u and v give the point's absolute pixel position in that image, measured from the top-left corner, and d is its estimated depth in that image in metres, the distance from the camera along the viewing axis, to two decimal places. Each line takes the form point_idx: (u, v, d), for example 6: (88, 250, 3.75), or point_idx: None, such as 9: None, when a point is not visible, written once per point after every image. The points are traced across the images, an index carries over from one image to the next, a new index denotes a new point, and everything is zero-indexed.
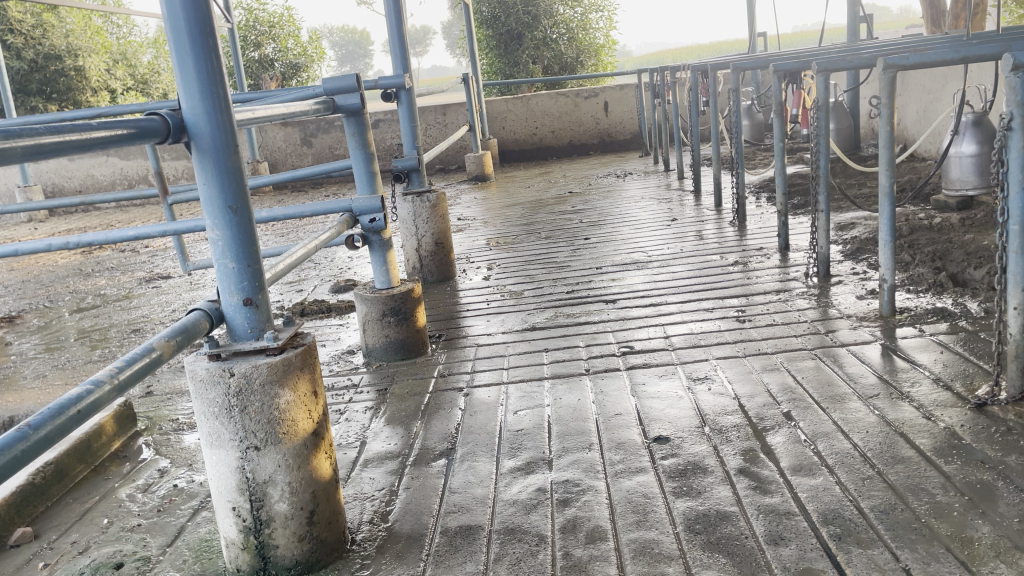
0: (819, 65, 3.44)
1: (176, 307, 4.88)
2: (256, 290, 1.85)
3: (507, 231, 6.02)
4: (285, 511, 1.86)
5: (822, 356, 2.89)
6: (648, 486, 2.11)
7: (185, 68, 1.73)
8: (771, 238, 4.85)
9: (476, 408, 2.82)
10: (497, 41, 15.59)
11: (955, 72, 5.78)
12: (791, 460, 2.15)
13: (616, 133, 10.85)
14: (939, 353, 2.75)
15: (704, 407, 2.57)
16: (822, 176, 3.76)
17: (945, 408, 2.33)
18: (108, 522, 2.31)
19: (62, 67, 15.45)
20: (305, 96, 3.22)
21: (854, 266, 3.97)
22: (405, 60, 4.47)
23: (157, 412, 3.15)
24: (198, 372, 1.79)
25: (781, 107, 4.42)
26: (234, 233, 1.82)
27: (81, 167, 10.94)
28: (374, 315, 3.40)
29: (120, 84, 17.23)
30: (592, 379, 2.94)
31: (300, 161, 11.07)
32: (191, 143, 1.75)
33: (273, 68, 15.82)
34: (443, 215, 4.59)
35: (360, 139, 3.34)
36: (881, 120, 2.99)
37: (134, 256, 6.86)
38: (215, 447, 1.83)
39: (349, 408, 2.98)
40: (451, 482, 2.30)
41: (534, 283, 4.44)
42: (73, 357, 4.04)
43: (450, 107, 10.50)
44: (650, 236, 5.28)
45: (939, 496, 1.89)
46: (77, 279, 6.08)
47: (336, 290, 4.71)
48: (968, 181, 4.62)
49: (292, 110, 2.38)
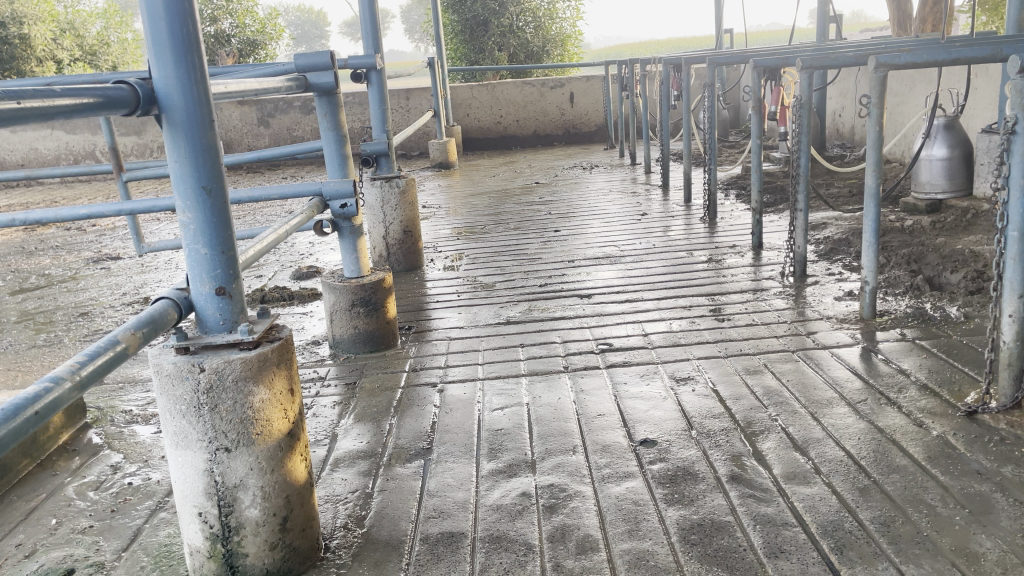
0: (803, 62, 3.39)
1: (127, 290, 4.64)
2: (230, 278, 1.71)
3: (474, 220, 5.89)
4: (256, 518, 1.72)
5: (804, 358, 2.84)
6: (638, 492, 2.03)
7: (157, 32, 1.58)
8: (742, 235, 4.82)
9: (451, 405, 2.70)
10: (463, 27, 15.34)
11: (925, 75, 5.84)
12: (783, 467, 2.09)
13: (581, 124, 10.80)
14: (922, 358, 2.72)
15: (689, 409, 2.50)
16: (802, 174, 3.71)
17: (935, 416, 2.30)
18: (56, 523, 2.14)
19: (5, 34, 14.78)
20: (273, 72, 3.04)
21: (829, 267, 3.96)
22: (377, 40, 4.32)
23: (109, 403, 2.96)
24: (164, 366, 1.64)
25: (758, 103, 4.37)
26: (207, 216, 1.67)
27: (24, 140, 10.47)
28: (342, 305, 3.26)
29: (67, 55, 16.55)
30: (571, 378, 2.84)
31: (256, 142, 10.77)
32: (162, 117, 1.60)
33: (229, 44, 15.33)
34: (412, 202, 4.45)
35: (332, 120, 3.17)
36: (869, 120, 2.96)
37: (80, 235, 6.56)
38: (181, 448, 1.69)
39: (317, 402, 2.83)
40: (428, 484, 2.18)
41: (505, 275, 4.33)
42: (16, 341, 3.80)
43: (414, 92, 10.32)
44: (620, 230, 5.20)
45: (939, 508, 1.84)
46: (19, 258, 5.77)
47: (297, 277, 4.54)
48: (937, 184, 4.74)
49: (264, 85, 2.25)
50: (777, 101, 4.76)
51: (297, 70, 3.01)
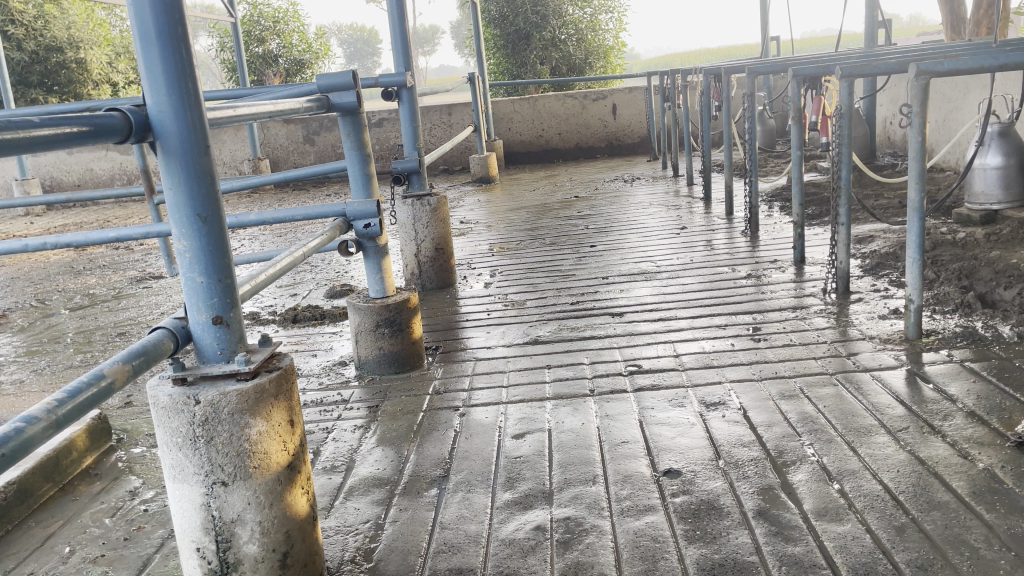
0: (842, 71, 3.24)
1: (166, 310, 4.70)
2: (228, 307, 1.67)
3: (510, 236, 5.84)
4: (254, 553, 1.67)
5: (844, 382, 2.70)
6: (658, 527, 1.93)
7: (150, 58, 1.55)
8: (785, 250, 4.66)
9: (472, 430, 2.63)
10: (505, 41, 15.40)
11: (978, 80, 5.62)
12: (815, 502, 1.97)
13: (624, 136, 10.68)
14: (971, 383, 2.55)
15: (718, 437, 2.38)
16: (844, 187, 3.55)
17: (982, 446, 2.14)
18: (70, 551, 2.13)
19: (63, 59, 15.30)
20: (297, 92, 3.02)
21: (874, 283, 3.79)
22: (407, 57, 4.31)
23: (135, 425, 2.97)
24: (159, 399, 1.61)
25: (800, 114, 4.21)
26: (203, 244, 1.63)
27: (79, 161, 10.81)
28: (366, 326, 3.22)
29: (122, 78, 17.01)
30: (596, 401, 2.75)
31: (301, 159, 10.92)
32: (156, 144, 1.57)
33: (277, 64, 15.58)
34: (444, 219, 4.41)
35: (355, 140, 3.15)
36: (911, 131, 2.81)
37: (128, 254, 6.70)
38: (179, 481, 1.65)
39: (338, 426, 2.79)
40: (442, 516, 2.11)
41: (537, 292, 4.26)
42: (53, 362, 3.86)
43: (455, 107, 10.35)
44: (658, 245, 5.08)
45: (983, 550, 1.70)
46: (68, 277, 5.91)
47: (330, 296, 4.54)
48: (992, 194, 4.53)
49: (281, 105, 2.20)
50: (820, 109, 4.58)
51: (319, 90, 2.98)
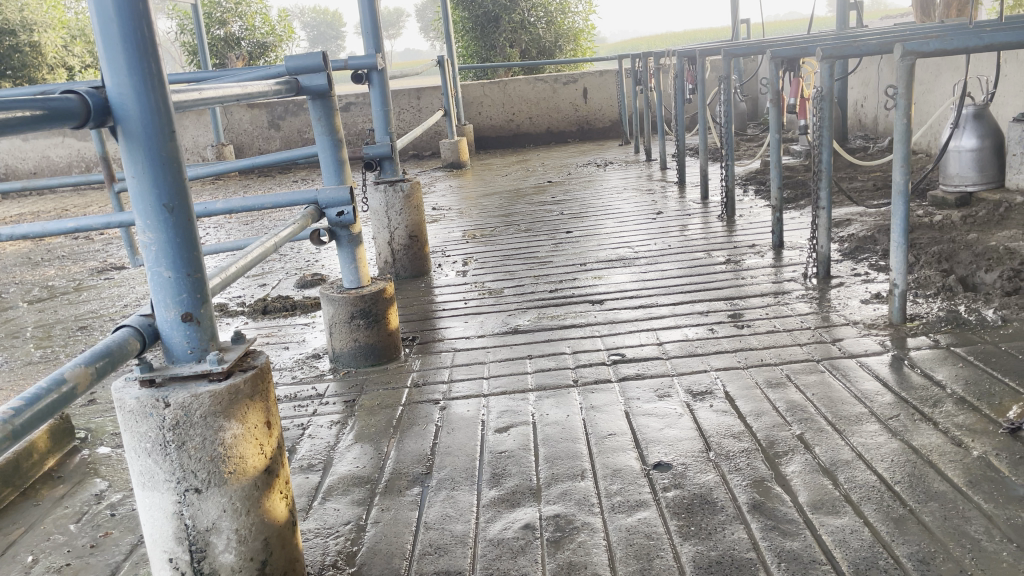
0: (823, 52, 3.19)
1: (129, 302, 4.54)
2: (197, 303, 1.57)
3: (484, 222, 5.74)
4: (231, 563, 1.58)
5: (830, 369, 2.66)
6: (651, 524, 1.87)
7: (108, 35, 1.43)
8: (762, 234, 4.63)
9: (454, 424, 2.54)
10: (473, 24, 15.25)
11: (950, 63, 5.65)
12: (810, 494, 1.92)
13: (594, 120, 10.61)
14: (958, 368, 2.53)
15: (707, 428, 2.33)
16: (824, 170, 3.51)
17: (974, 434, 2.11)
18: (32, 560, 2.01)
19: (16, 42, 14.79)
20: (265, 75, 2.89)
21: (854, 267, 3.77)
22: (377, 38, 4.18)
23: (100, 424, 2.84)
24: (127, 402, 1.50)
25: (777, 97, 4.16)
26: (170, 236, 1.53)
27: (35, 148, 10.47)
28: (341, 317, 3.12)
29: (78, 62, 16.51)
30: (580, 393, 2.68)
31: (267, 145, 10.70)
32: (118, 128, 1.46)
33: (239, 47, 15.22)
34: (417, 206, 4.30)
35: (326, 124, 3.03)
36: (896, 113, 2.76)
37: (88, 245, 6.49)
38: (148, 489, 1.55)
39: (314, 422, 2.69)
40: (426, 515, 2.03)
41: (514, 280, 4.17)
42: (10, 358, 3.70)
43: (424, 91, 10.20)
44: (635, 231, 5.02)
45: (984, 542, 1.67)
46: (26, 268, 5.70)
47: (301, 286, 4.41)
48: (967, 176, 4.55)
49: (249, 88, 2.08)
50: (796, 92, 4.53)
51: (287, 72, 2.85)
